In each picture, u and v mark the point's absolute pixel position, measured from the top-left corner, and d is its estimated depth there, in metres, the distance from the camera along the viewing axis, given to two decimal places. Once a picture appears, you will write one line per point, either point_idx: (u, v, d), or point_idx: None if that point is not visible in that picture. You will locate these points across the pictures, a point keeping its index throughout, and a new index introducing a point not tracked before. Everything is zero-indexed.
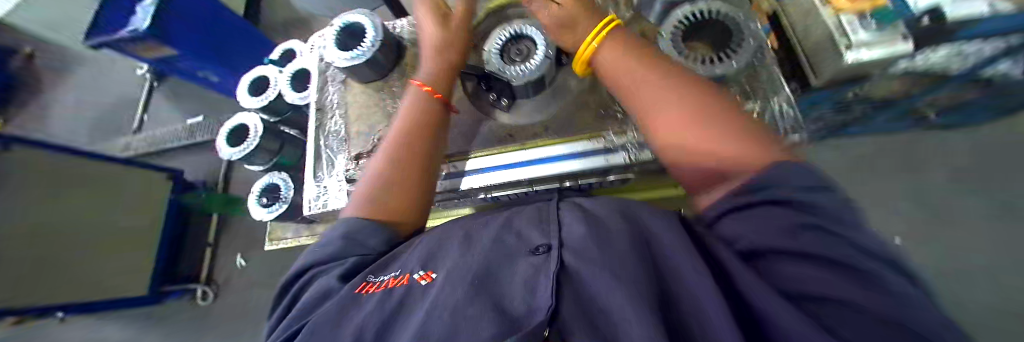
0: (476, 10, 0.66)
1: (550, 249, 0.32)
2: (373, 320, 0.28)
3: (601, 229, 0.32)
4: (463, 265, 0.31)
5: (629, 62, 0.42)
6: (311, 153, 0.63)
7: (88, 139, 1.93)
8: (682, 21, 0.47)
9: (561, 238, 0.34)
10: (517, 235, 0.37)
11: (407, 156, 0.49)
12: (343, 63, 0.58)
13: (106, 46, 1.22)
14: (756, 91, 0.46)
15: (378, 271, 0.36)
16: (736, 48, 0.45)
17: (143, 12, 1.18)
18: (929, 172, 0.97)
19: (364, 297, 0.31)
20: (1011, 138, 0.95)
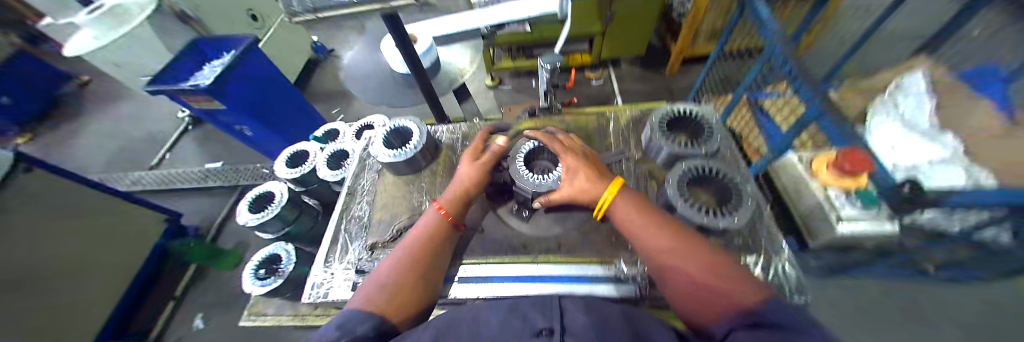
0: (509, 127, 0.78)
1: (552, 334, 0.33)
2: None
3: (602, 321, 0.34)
4: None
5: (636, 212, 0.47)
6: (330, 236, 0.65)
7: (100, 169, 1.96)
8: (685, 174, 0.55)
9: (563, 325, 0.34)
10: (521, 320, 0.37)
11: (417, 255, 0.50)
12: (384, 158, 0.67)
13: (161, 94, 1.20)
14: (756, 244, 0.50)
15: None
16: (738, 205, 0.50)
17: (210, 70, 1.25)
18: (946, 324, 0.94)
19: None
20: (1012, 298, 0.95)
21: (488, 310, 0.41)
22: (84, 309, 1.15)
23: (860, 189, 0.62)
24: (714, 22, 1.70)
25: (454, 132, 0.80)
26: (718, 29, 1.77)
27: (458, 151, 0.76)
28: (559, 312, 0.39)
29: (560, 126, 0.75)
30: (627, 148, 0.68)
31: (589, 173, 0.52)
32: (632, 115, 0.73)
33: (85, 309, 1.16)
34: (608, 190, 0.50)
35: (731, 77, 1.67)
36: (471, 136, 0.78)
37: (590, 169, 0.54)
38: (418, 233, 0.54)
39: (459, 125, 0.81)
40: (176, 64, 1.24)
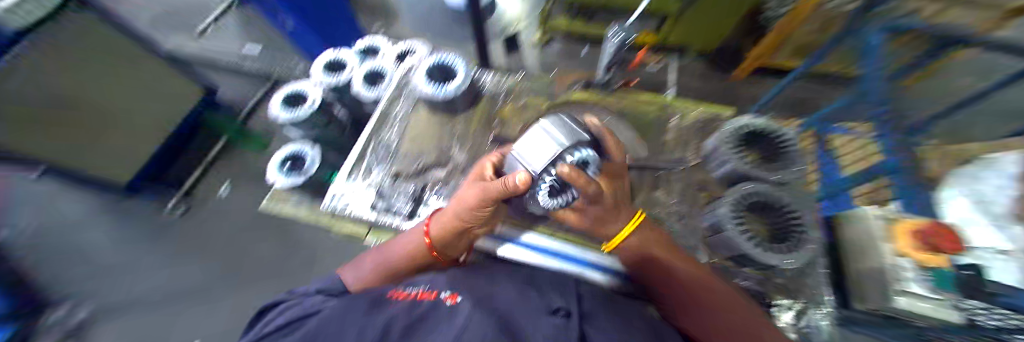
0: (557, 95, 0.71)
1: (568, 315, 0.37)
2: (400, 318, 0.30)
3: (614, 324, 0.37)
4: (489, 303, 0.35)
5: (664, 257, 0.43)
6: (356, 151, 0.63)
7: (148, 24, 2.00)
8: (742, 202, 0.48)
9: (578, 312, 0.38)
10: (539, 295, 0.41)
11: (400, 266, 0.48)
12: (424, 91, 0.62)
13: None
14: (798, 291, 0.46)
15: (409, 285, 0.41)
16: (796, 247, 0.45)
17: None
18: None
19: (394, 300, 0.35)
20: None
21: (507, 276, 0.46)
22: (113, 148, 1.24)
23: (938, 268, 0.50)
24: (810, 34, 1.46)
25: (499, 82, 0.73)
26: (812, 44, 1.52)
27: (499, 104, 0.70)
28: (577, 300, 0.42)
29: (615, 107, 0.68)
30: (684, 151, 0.61)
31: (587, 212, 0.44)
32: (700, 116, 0.65)
33: (113, 148, 1.24)
34: (626, 226, 0.43)
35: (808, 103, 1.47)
36: (516, 92, 0.72)
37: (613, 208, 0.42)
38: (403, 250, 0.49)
39: (506, 76, 0.75)
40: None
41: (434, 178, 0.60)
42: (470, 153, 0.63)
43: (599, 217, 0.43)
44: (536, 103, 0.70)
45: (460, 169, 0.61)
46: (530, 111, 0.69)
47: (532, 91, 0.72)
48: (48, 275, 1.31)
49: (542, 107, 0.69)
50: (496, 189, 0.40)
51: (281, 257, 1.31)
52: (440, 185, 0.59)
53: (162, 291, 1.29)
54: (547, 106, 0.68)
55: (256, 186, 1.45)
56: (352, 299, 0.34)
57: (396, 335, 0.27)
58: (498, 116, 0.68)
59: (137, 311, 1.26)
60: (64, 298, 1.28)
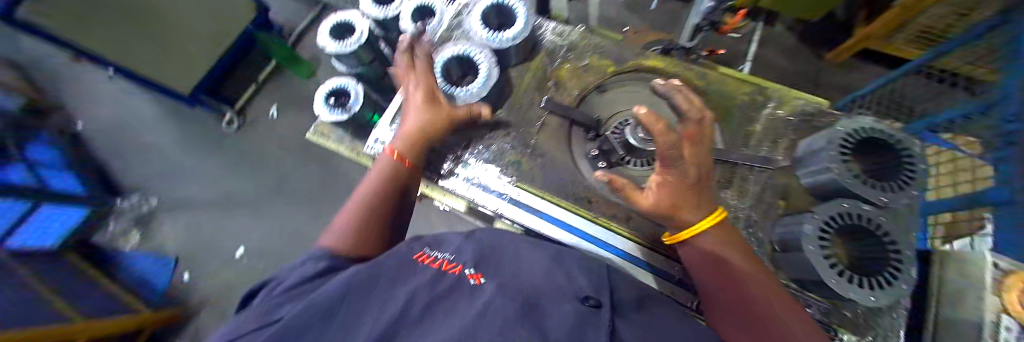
0: (625, 59, 0.61)
1: (599, 308, 0.33)
2: (422, 291, 0.29)
3: (649, 325, 0.33)
4: (513, 285, 0.33)
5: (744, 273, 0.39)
6: (398, 99, 0.60)
7: None
8: (828, 223, 0.41)
9: (610, 304, 0.35)
10: (567, 277, 0.38)
11: (385, 195, 0.46)
12: (478, 36, 0.56)
13: None
14: (863, 328, 0.41)
15: (435, 249, 0.42)
16: (889, 283, 0.38)
17: None
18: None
19: (421, 264, 0.37)
20: None
21: (533, 249, 0.45)
22: (177, 59, 1.29)
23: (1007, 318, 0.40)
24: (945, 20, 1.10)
25: (561, 35, 0.63)
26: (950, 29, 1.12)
27: (557, 62, 0.61)
28: (609, 290, 0.38)
29: (694, 83, 0.57)
30: (769, 149, 0.52)
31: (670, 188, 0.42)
32: (803, 108, 0.53)
33: (177, 60, 1.29)
34: (700, 222, 0.41)
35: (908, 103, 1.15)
36: (579, 50, 0.62)
37: (691, 192, 0.42)
38: (380, 179, 0.47)
39: (571, 28, 0.64)
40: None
41: (477, 137, 0.57)
42: (514, 117, 0.58)
43: (677, 194, 0.42)
44: (599, 66, 0.61)
45: (503, 132, 0.57)
46: (591, 76, 0.60)
47: (596, 51, 0.62)
48: (131, 165, 1.51)
49: (606, 72, 0.61)
50: (461, 114, 0.52)
51: (322, 182, 1.42)
52: (483, 147, 0.56)
53: (221, 195, 1.47)
54: (611, 72, 0.60)
55: (300, 113, 1.51)
56: (379, 264, 0.34)
57: (414, 318, 0.26)
58: (554, 77, 0.60)
59: (203, 207, 1.46)
60: (145, 186, 1.50)
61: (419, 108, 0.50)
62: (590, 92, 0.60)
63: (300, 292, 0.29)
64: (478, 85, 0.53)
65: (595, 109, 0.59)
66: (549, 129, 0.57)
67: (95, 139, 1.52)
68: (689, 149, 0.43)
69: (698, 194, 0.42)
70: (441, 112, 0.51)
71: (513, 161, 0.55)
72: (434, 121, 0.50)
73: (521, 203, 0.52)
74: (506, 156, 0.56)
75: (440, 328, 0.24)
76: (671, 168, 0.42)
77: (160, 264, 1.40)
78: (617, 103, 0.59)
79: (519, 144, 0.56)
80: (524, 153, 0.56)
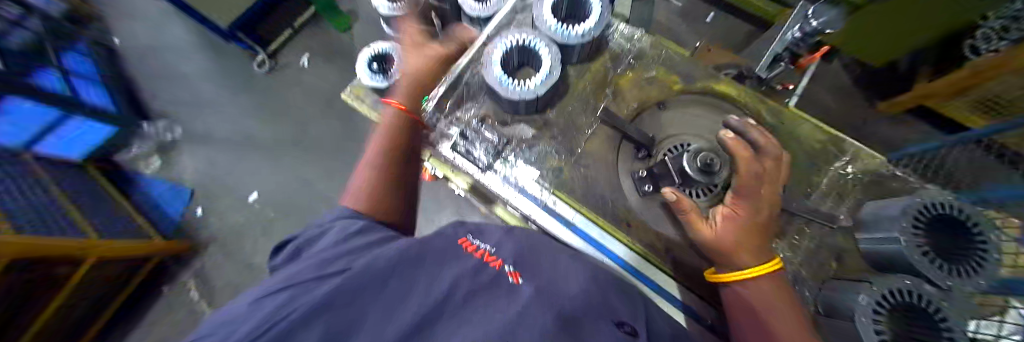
0: (695, 77, 0.58)
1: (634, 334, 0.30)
2: (465, 280, 0.27)
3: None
4: (554, 290, 0.30)
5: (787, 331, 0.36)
6: (449, 79, 0.57)
7: None
8: (888, 299, 0.38)
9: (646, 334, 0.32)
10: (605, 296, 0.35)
11: (394, 145, 0.46)
12: (546, 25, 0.52)
13: None
14: None
15: (477, 239, 0.40)
16: None
17: None
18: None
19: (462, 250, 0.34)
20: None
21: (576, 259, 0.41)
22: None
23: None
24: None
25: (630, 41, 0.60)
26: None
27: (620, 69, 0.58)
28: (644, 321, 0.35)
29: (763, 120, 0.54)
30: (831, 205, 0.49)
31: (739, 223, 0.40)
32: (878, 169, 0.49)
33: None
34: (753, 268, 0.37)
35: (956, 176, 0.84)
36: (646, 60, 0.59)
37: (755, 232, 0.40)
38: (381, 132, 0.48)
39: (640, 33, 0.60)
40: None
41: (523, 136, 0.55)
42: (564, 117, 0.56)
43: (739, 231, 0.39)
44: (665, 82, 0.57)
45: (550, 133, 0.55)
46: (653, 90, 0.57)
47: (664, 63, 0.58)
48: (159, 89, 1.53)
49: (670, 89, 0.57)
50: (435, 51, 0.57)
51: (341, 142, 1.42)
52: (527, 147, 0.54)
53: (241, 136, 1.48)
54: (677, 91, 0.57)
55: (332, 67, 1.50)
56: (421, 243, 0.31)
57: (457, 303, 0.24)
58: (613, 84, 0.57)
59: (223, 145, 1.48)
60: (170, 112, 1.51)
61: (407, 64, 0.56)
62: (650, 109, 0.56)
63: (335, 255, 0.27)
64: (539, 83, 0.49)
65: (650, 126, 0.55)
66: (598, 139, 0.54)
67: (132, 58, 1.55)
68: (761, 186, 0.41)
69: (763, 236, 0.40)
70: (421, 58, 0.55)
71: (555, 168, 0.53)
72: (419, 70, 0.54)
73: (557, 211, 0.51)
74: (548, 162, 0.53)
75: (480, 319, 0.22)
76: (745, 199, 0.41)
77: (177, 193, 1.44)
78: (676, 124, 0.55)
79: (564, 148, 0.54)
80: (567, 160, 0.53)
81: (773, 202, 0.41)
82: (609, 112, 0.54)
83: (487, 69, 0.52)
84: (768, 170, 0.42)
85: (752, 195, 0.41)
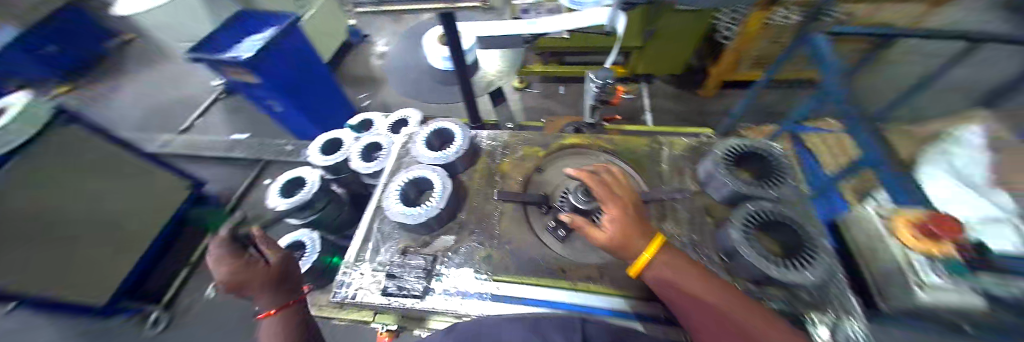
0: (549, 143, 0.75)
1: None
2: None
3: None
4: None
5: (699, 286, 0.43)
6: (358, 236, 0.62)
7: (133, 128, 2.12)
8: (746, 224, 0.50)
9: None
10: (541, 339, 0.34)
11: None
12: (426, 157, 0.66)
13: (201, 61, 1.26)
14: (822, 305, 0.45)
15: None
16: (813, 257, 0.46)
17: (249, 46, 1.28)
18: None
19: None
20: None
21: (511, 321, 0.41)
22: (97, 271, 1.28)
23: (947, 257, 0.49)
24: (788, 12, 1.24)
25: (495, 139, 0.76)
26: (795, 23, 1.28)
27: (497, 160, 0.72)
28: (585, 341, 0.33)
29: (606, 147, 0.72)
30: (681, 178, 0.63)
31: (618, 222, 0.46)
32: (688, 144, 0.68)
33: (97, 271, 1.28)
34: (648, 249, 0.44)
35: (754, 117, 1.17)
36: (512, 146, 0.75)
37: (635, 222, 0.47)
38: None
39: (498, 131, 0.78)
40: (214, 35, 1.32)
41: (446, 244, 0.60)
42: (476, 216, 0.64)
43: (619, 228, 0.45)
44: (532, 153, 0.73)
45: (468, 231, 0.62)
46: (528, 162, 0.72)
47: (527, 142, 0.75)
48: None
49: (539, 156, 0.73)
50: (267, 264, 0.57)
51: None
52: (453, 253, 0.58)
53: None
54: (544, 154, 0.73)
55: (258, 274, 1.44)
56: None
57: None
58: (498, 171, 0.70)
59: None
60: None
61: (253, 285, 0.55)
62: (532, 175, 0.69)
63: None
64: (438, 199, 0.59)
65: (540, 187, 0.68)
66: (507, 214, 0.64)
67: None
68: (610, 189, 0.52)
69: (639, 223, 0.47)
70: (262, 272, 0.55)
71: (484, 257, 0.58)
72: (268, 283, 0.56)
73: (496, 290, 0.53)
74: (476, 254, 0.58)
75: None
76: (612, 203, 0.49)
77: None
78: (556, 177, 0.69)
79: (486, 238, 0.60)
80: (491, 246, 0.59)
81: (627, 197, 0.52)
82: (506, 193, 0.64)
83: (395, 216, 0.58)
84: (608, 182, 0.54)
85: (613, 199, 0.50)
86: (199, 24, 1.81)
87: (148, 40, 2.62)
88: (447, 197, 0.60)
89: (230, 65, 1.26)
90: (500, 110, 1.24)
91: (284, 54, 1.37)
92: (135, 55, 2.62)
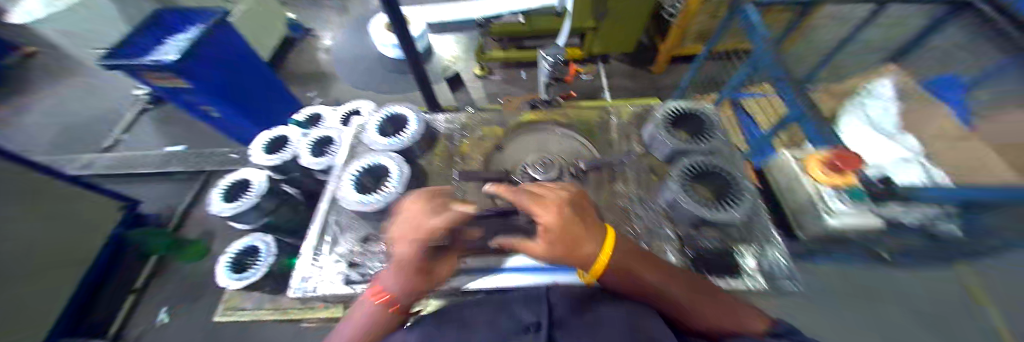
0: (507, 121, 0.76)
1: (540, 328, 0.32)
2: None
3: (588, 322, 0.32)
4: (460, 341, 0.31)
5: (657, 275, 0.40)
6: (314, 230, 0.60)
7: (41, 150, 1.85)
8: (683, 176, 0.55)
9: (550, 320, 0.34)
10: (509, 315, 0.37)
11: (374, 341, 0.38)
12: (379, 144, 0.65)
13: (116, 68, 1.11)
14: (749, 237, 0.51)
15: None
16: (739, 198, 0.51)
17: (172, 47, 1.15)
18: (883, 314, 1.07)
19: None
20: (919, 273, 1.13)
21: (480, 301, 0.42)
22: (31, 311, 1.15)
23: (851, 187, 0.61)
24: None
25: (451, 121, 0.75)
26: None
27: (455, 142, 0.72)
28: (550, 306, 0.37)
29: (561, 120, 0.74)
30: (629, 143, 0.67)
31: (551, 239, 0.34)
32: (634, 111, 0.73)
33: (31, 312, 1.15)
34: (602, 251, 0.36)
35: None
36: (470, 127, 0.75)
37: (580, 228, 0.36)
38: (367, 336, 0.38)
39: (455, 114, 0.77)
40: (130, 37, 1.18)
41: None
42: None
43: (563, 239, 0.34)
44: (490, 132, 0.74)
45: None
46: (487, 141, 0.72)
47: (484, 123, 0.76)
48: None
49: (497, 134, 0.74)
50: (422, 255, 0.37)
51: None
52: None
53: None
54: (502, 132, 0.73)
55: (218, 293, 1.36)
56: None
57: None
58: (457, 152, 0.70)
59: None
60: None
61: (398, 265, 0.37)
62: (491, 153, 0.70)
63: None
64: (394, 185, 0.57)
65: (500, 163, 0.68)
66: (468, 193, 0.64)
67: None
68: (539, 197, 0.38)
69: (586, 229, 0.36)
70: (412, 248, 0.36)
71: None
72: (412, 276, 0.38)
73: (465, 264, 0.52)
74: None
75: None
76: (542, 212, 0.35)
77: None
78: (516, 153, 0.70)
79: None
80: None
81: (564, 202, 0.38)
82: (466, 172, 0.65)
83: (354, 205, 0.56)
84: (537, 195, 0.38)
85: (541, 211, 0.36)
86: (110, 25, 1.59)
87: (48, 47, 2.26)
88: (405, 182, 0.58)
89: (154, 70, 1.13)
90: (459, 97, 1.23)
91: (216, 54, 1.25)
92: (33, 65, 2.26)
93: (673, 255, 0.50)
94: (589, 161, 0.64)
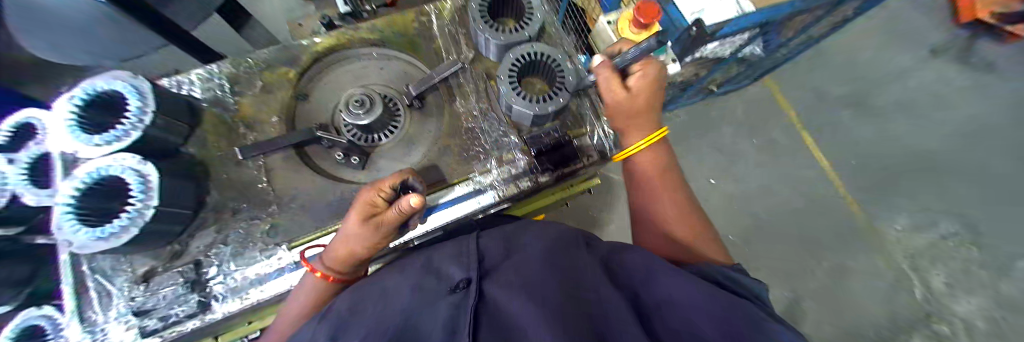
0: (295, 57, 0.54)
1: (469, 285, 0.29)
2: None
3: (518, 267, 0.30)
4: (377, 313, 0.25)
5: (646, 169, 0.51)
6: (70, 291, 0.46)
7: None
8: (512, 72, 0.47)
9: (480, 272, 0.31)
10: (434, 276, 0.32)
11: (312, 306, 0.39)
12: (91, 147, 0.41)
13: None
14: (582, 121, 0.53)
15: None
16: (564, 82, 0.47)
17: None
18: (715, 134, 1.30)
19: None
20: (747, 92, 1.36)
21: (399, 267, 0.36)
22: None
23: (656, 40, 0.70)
24: None
25: (207, 77, 0.52)
26: None
27: (231, 107, 0.52)
28: (476, 257, 0.35)
29: (373, 41, 0.57)
30: (455, 51, 0.55)
31: (639, 107, 0.48)
32: (454, 4, 0.58)
33: None
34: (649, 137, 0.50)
35: None
36: (242, 78, 0.53)
37: (644, 113, 0.50)
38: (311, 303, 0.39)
39: (210, 65, 0.53)
40: None
41: (205, 243, 0.48)
42: (234, 193, 0.50)
43: (639, 111, 0.49)
44: (278, 79, 0.53)
45: (232, 210, 0.50)
46: (278, 94, 0.53)
47: (264, 65, 0.53)
48: None
49: (291, 80, 0.54)
50: (389, 218, 0.37)
51: None
52: (221, 247, 0.48)
53: None
54: (296, 76, 0.54)
55: None
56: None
57: None
58: (240, 123, 0.52)
59: None
60: None
61: (350, 228, 0.38)
62: (296, 107, 0.54)
63: None
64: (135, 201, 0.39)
65: (313, 118, 0.55)
66: (275, 171, 0.51)
67: None
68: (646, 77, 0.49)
69: (646, 114, 0.50)
70: (367, 218, 0.38)
71: (267, 231, 0.49)
72: (357, 239, 0.38)
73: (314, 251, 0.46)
74: (258, 230, 0.49)
75: None
76: (638, 86, 0.48)
77: None
78: (329, 99, 0.56)
79: (264, 209, 0.50)
80: (276, 212, 0.50)
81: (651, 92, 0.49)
82: (260, 143, 0.48)
83: (93, 247, 0.38)
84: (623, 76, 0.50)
85: (638, 84, 0.48)
86: None
87: None
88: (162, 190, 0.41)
89: None
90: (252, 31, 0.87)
91: None
92: None
93: (519, 162, 0.49)
94: (415, 86, 0.51)
